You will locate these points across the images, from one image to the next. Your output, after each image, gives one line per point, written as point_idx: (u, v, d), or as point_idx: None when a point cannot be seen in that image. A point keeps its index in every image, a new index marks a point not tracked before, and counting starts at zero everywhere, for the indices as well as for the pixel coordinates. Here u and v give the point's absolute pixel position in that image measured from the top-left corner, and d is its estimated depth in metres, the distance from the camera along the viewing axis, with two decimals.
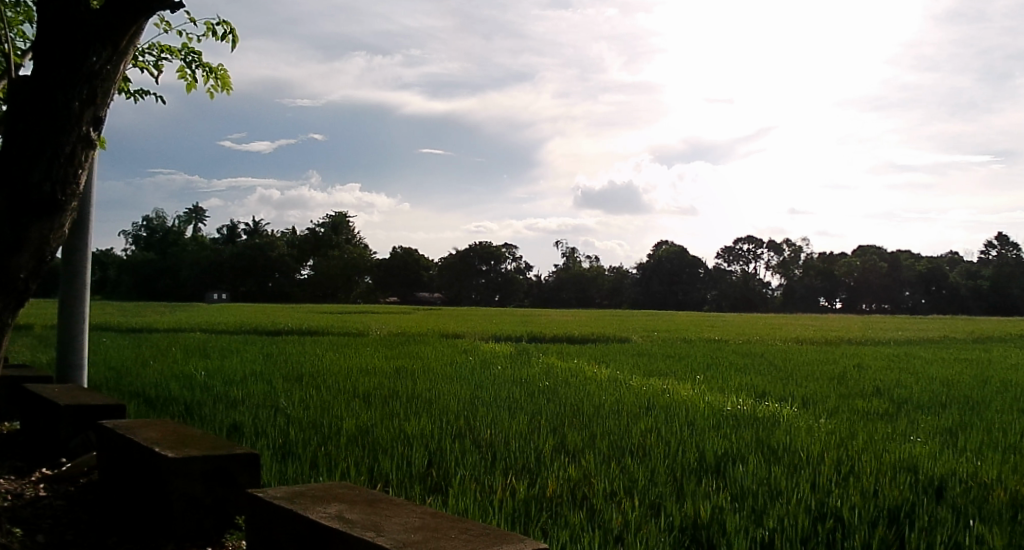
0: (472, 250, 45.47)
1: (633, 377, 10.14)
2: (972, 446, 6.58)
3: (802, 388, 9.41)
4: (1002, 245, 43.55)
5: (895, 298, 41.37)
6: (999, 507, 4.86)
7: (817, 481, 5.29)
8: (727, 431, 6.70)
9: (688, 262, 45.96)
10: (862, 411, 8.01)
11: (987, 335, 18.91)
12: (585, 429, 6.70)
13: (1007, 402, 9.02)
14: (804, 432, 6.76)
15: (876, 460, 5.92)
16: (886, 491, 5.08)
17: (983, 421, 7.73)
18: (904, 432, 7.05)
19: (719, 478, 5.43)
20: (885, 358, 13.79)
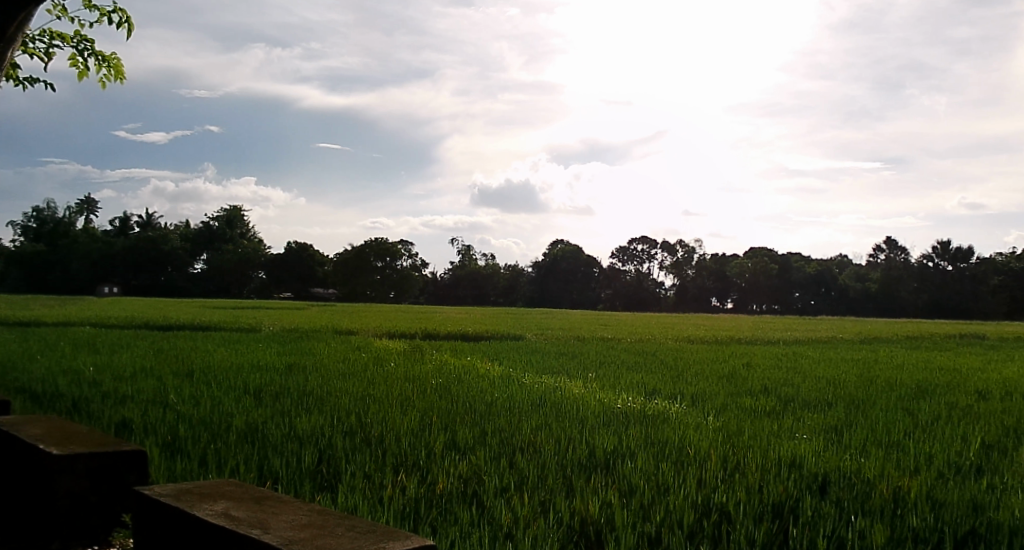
0: (368, 246, 43.27)
1: (528, 376, 9.46)
2: (857, 445, 6.26)
3: (692, 387, 8.99)
4: (890, 249, 45.66)
5: (785, 299, 42.82)
6: (882, 502, 4.53)
7: (704, 477, 4.86)
8: (621, 428, 6.17)
9: (585, 260, 46.49)
10: (750, 410, 7.61)
11: (874, 335, 19.50)
12: (476, 425, 6.06)
13: (893, 401, 8.88)
14: (692, 429, 6.31)
15: (763, 454, 5.58)
16: (770, 486, 4.69)
17: (871, 421, 7.45)
18: (790, 431, 6.66)
19: (607, 473, 4.93)
20: (775, 358, 13.68)
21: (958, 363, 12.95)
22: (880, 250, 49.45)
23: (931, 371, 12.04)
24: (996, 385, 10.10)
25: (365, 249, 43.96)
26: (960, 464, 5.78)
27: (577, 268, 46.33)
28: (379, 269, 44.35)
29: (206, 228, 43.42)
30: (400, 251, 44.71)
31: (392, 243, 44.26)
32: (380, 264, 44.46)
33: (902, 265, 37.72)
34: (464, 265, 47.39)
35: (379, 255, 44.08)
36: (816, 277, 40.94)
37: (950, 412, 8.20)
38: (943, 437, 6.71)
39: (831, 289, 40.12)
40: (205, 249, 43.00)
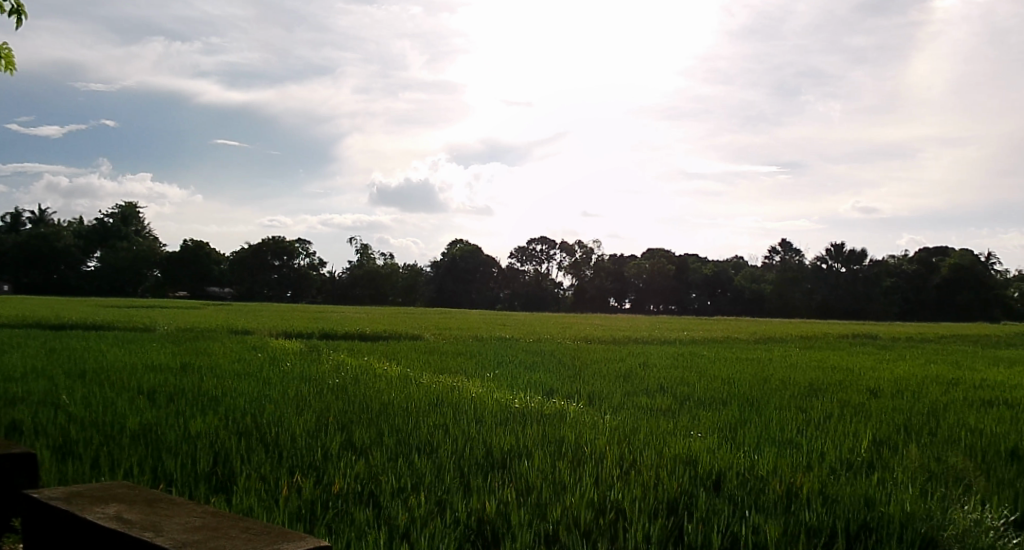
0: (266, 245, 41.25)
1: (426, 375, 8.89)
2: (751, 442, 5.81)
3: (591, 385, 8.58)
4: (784, 251, 47.64)
5: (682, 300, 43.90)
6: (776, 496, 4.23)
7: (600, 473, 4.49)
8: (520, 428, 5.61)
9: (484, 260, 45.68)
10: (645, 407, 7.19)
11: (767, 335, 20.03)
12: (372, 426, 5.47)
13: (788, 394, 8.75)
14: (590, 425, 5.87)
15: (658, 452, 5.11)
16: (665, 482, 4.34)
17: (766, 417, 6.92)
18: (685, 427, 6.21)
19: (504, 472, 4.48)
20: (671, 356, 13.53)
21: (852, 363, 12.97)
22: (772, 253, 51.30)
23: (826, 371, 11.86)
24: (890, 380, 9.99)
25: (262, 246, 41.82)
26: (852, 460, 5.43)
27: (476, 267, 45.07)
28: (275, 268, 42.55)
29: (100, 225, 41.12)
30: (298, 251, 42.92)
31: (290, 242, 42.56)
32: (277, 264, 42.74)
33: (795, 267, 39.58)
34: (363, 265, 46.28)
35: (276, 254, 42.27)
36: (711, 279, 42.45)
37: (842, 409, 7.65)
38: (836, 433, 6.32)
39: (727, 290, 41.73)
40: (99, 248, 40.31)
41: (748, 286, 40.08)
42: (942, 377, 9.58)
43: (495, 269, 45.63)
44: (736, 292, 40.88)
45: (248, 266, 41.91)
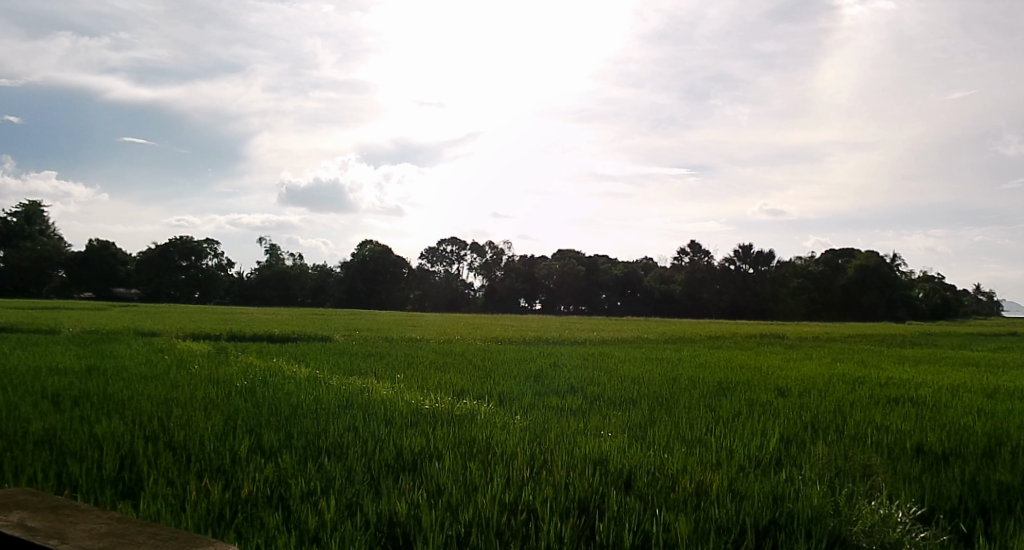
0: (173, 245, 38.90)
1: (336, 377, 8.48)
2: (661, 441, 5.38)
3: (503, 385, 8.23)
4: (695, 251, 49.02)
5: (593, 302, 43.85)
6: (688, 494, 3.96)
7: (512, 472, 4.18)
8: (430, 429, 5.19)
9: (393, 261, 44.40)
10: (555, 407, 6.81)
11: (676, 335, 20.43)
12: (281, 429, 5.03)
13: (703, 389, 8.60)
14: (501, 425, 5.48)
15: (567, 450, 4.70)
16: (574, 480, 4.04)
17: (674, 416, 6.39)
18: (593, 427, 5.78)
19: (414, 474, 4.13)
20: (583, 355, 13.34)
21: (761, 362, 13.08)
22: (681, 254, 52.38)
23: (735, 370, 11.82)
24: (798, 378, 10.04)
25: (169, 246, 39.47)
26: (759, 458, 5.07)
27: (386, 269, 43.46)
28: (182, 269, 40.31)
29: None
30: (205, 251, 40.88)
31: (198, 242, 40.42)
32: (183, 264, 40.40)
33: (704, 269, 40.93)
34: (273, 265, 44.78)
35: (183, 255, 40.09)
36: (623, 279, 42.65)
37: (749, 409, 7.02)
38: (744, 430, 5.85)
39: (637, 291, 42.47)
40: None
41: (657, 287, 40.86)
42: (848, 377, 9.57)
43: (405, 269, 44.48)
44: (645, 293, 41.54)
45: (155, 267, 39.50)
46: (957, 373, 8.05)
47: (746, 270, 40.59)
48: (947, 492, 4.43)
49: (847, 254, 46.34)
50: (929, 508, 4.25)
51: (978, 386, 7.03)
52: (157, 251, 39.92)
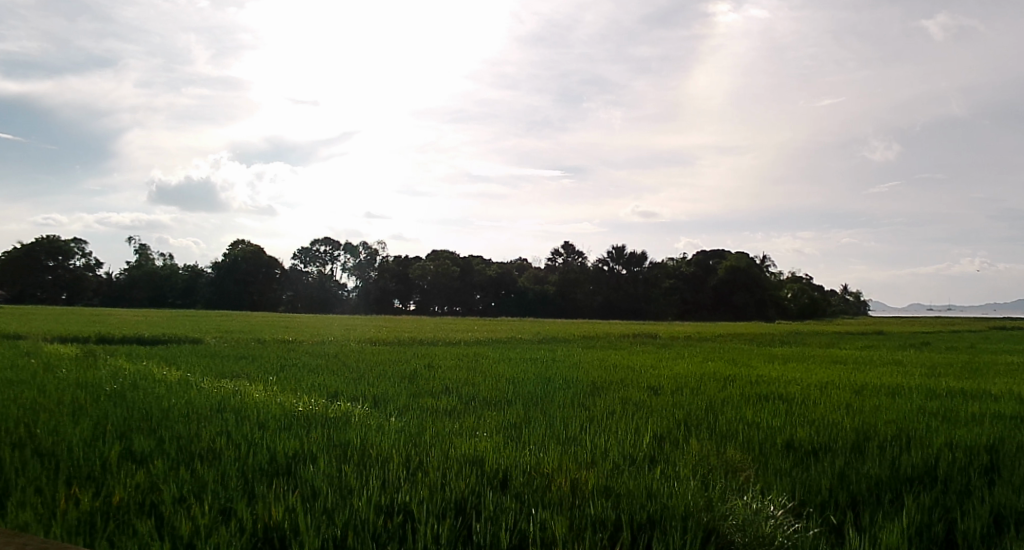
0: (38, 245, 35.00)
1: (207, 379, 7.92)
2: (537, 439, 5.07)
3: (379, 387, 7.80)
4: (568, 252, 50.07)
5: (467, 302, 42.82)
6: (566, 491, 3.63)
7: (389, 474, 3.79)
8: (306, 432, 4.72)
9: (266, 262, 42.10)
10: (430, 410, 6.42)
11: (552, 335, 20.56)
12: (151, 432, 4.50)
13: (586, 388, 8.42)
14: (378, 428, 5.03)
15: (443, 449, 4.30)
16: (450, 481, 3.68)
17: (548, 416, 5.96)
18: (469, 428, 5.43)
19: (289, 478, 3.72)
20: (460, 357, 13.08)
21: (637, 361, 13.23)
22: (555, 255, 53.07)
23: (609, 368, 11.71)
24: (670, 376, 10.11)
25: (35, 245, 35.49)
26: (633, 455, 4.63)
27: (258, 269, 41.42)
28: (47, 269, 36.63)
29: None
30: (73, 251, 37.38)
31: (66, 241, 36.64)
32: (48, 264, 36.70)
33: (578, 271, 41.89)
34: (142, 266, 41.78)
35: (48, 254, 36.42)
36: (496, 280, 42.65)
37: (623, 407, 6.69)
38: (617, 429, 5.38)
39: (511, 292, 42.42)
40: None
41: (531, 287, 41.05)
42: (720, 377, 9.60)
43: (278, 271, 42.27)
44: (519, 294, 41.65)
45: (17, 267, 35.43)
46: (823, 373, 8.30)
47: (618, 271, 41.96)
48: (817, 484, 3.87)
49: (714, 255, 48.50)
50: (799, 502, 3.68)
51: (849, 383, 7.21)
52: (24, 248, 35.44)
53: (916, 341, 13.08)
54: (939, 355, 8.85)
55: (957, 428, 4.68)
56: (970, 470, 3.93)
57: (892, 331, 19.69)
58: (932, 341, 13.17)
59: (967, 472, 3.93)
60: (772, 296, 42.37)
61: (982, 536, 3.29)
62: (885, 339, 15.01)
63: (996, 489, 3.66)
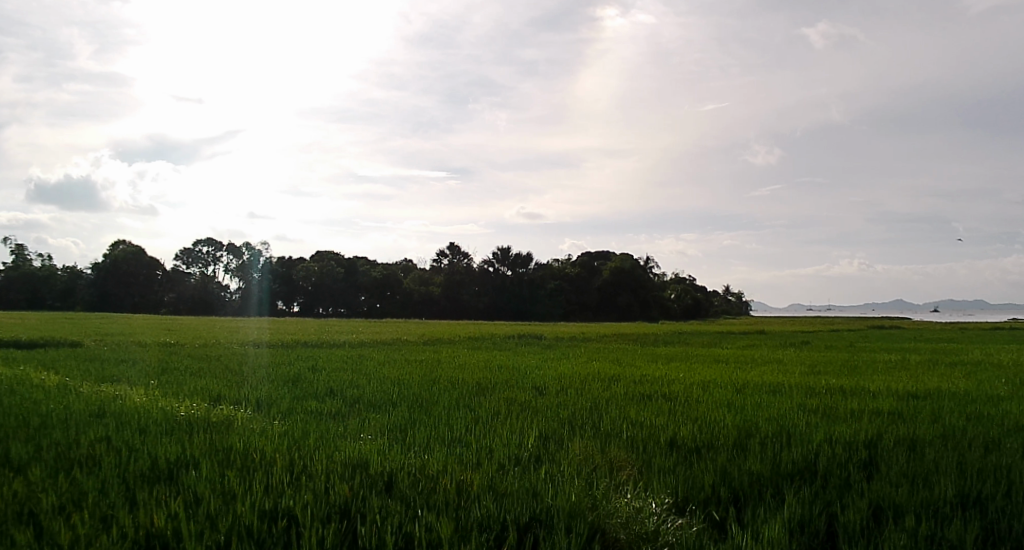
0: None
1: (82, 382, 7.29)
2: (424, 441, 4.84)
3: (268, 390, 7.37)
4: (454, 252, 49.78)
5: (352, 303, 40.94)
6: (454, 491, 3.43)
7: (273, 478, 3.50)
8: (188, 435, 4.34)
9: (146, 262, 39.21)
10: (317, 412, 6.07)
11: (438, 336, 20.24)
12: (21, 439, 4.07)
13: (479, 388, 8.24)
14: (265, 432, 4.68)
15: (328, 453, 4.00)
16: (334, 484, 3.43)
17: (432, 417, 5.76)
18: (356, 431, 5.14)
19: (170, 484, 3.41)
20: (349, 358, 12.63)
21: (522, 361, 13.22)
22: (441, 256, 52.62)
23: (494, 369, 11.58)
24: (556, 376, 10.09)
25: None
26: (518, 456, 4.48)
27: (139, 270, 38.62)
28: None
29: None
30: None
31: None
32: None
33: (465, 271, 41.59)
34: (12, 266, 38.57)
35: None
36: (381, 281, 41.32)
37: (509, 407, 6.55)
38: (503, 430, 5.23)
39: (397, 292, 40.92)
40: None
41: (416, 289, 40.33)
42: (605, 376, 9.69)
43: (159, 271, 39.65)
44: (405, 295, 40.49)
45: None
46: (708, 371, 8.50)
47: (505, 272, 42.19)
48: (701, 481, 3.81)
49: (599, 256, 49.55)
50: (680, 499, 3.63)
51: (730, 382, 7.37)
52: None
53: (789, 341, 13.79)
54: (813, 354, 9.26)
55: (836, 424, 4.81)
56: (849, 465, 3.97)
57: (764, 331, 20.60)
58: (804, 340, 13.87)
59: (846, 467, 3.97)
60: (653, 297, 43.93)
61: (862, 530, 3.07)
62: (760, 338, 15.61)
63: (875, 482, 3.43)
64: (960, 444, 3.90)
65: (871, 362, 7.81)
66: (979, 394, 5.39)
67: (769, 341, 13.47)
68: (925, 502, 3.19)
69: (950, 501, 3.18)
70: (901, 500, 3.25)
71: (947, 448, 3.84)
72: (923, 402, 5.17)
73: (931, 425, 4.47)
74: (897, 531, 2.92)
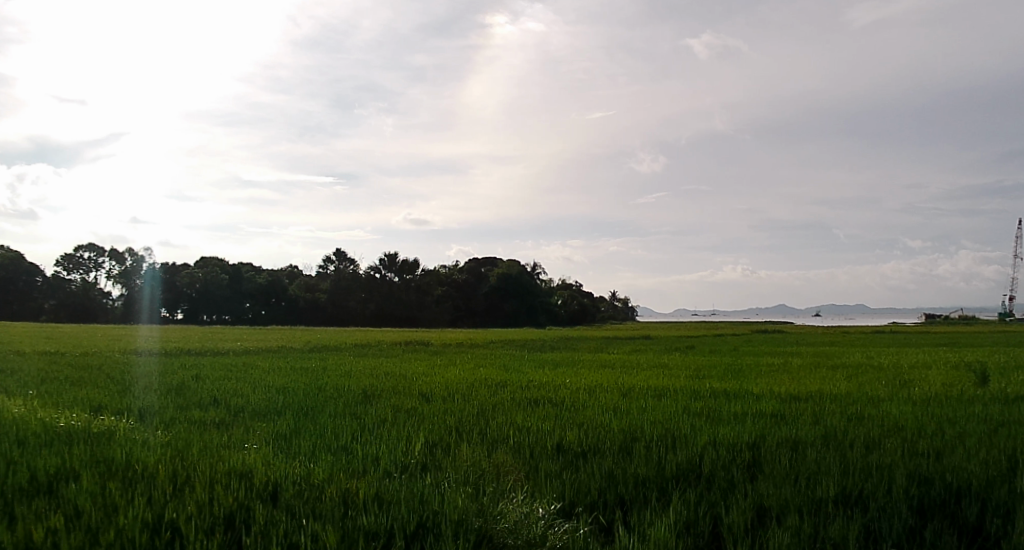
0: None
1: None
2: (310, 452, 4.55)
3: (150, 399, 6.82)
4: (340, 259, 48.33)
5: (236, 310, 38.01)
6: (347, 500, 3.23)
7: (160, 489, 3.21)
8: (66, 446, 3.93)
9: (25, 268, 36.04)
10: (201, 422, 5.66)
11: (326, 344, 19.46)
12: None
13: (374, 396, 7.94)
14: (147, 442, 4.29)
15: (216, 461, 3.70)
16: (221, 494, 3.16)
17: (320, 426, 5.47)
18: (240, 442, 4.78)
19: (46, 498, 3.08)
20: (235, 367, 11.93)
21: (409, 367, 12.97)
22: (327, 262, 51.13)
23: (381, 377, 11.22)
24: (443, 384, 9.84)
25: None
26: (404, 464, 4.29)
27: (15, 277, 35.60)
28: None
29: None
30: None
31: None
32: None
33: (351, 277, 40.45)
34: None
35: None
36: (266, 286, 38.77)
37: (396, 415, 6.33)
38: (389, 437, 5.03)
39: (281, 299, 39.11)
40: None
41: (303, 296, 38.86)
42: (493, 382, 9.62)
43: (38, 278, 36.40)
44: (290, 302, 38.93)
45: None
46: (595, 376, 8.61)
47: (391, 278, 41.61)
48: (587, 485, 3.77)
49: (486, 264, 49.68)
50: (568, 503, 3.57)
51: (616, 387, 7.45)
52: None
53: (671, 347, 14.28)
54: (697, 359, 9.52)
55: (719, 427, 4.92)
56: (734, 467, 4.03)
57: (648, 335, 21.12)
58: (685, 345, 14.33)
59: (730, 468, 4.02)
60: (540, 303, 44.51)
61: (747, 530, 3.08)
62: (645, 344, 16.03)
63: (761, 484, 3.49)
64: (840, 444, 4.05)
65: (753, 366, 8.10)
66: (854, 396, 5.64)
67: (654, 347, 13.81)
68: (808, 501, 3.27)
69: (833, 500, 3.27)
70: (783, 499, 3.31)
71: (827, 448, 3.97)
72: (801, 405, 5.39)
73: (811, 426, 4.64)
74: (781, 530, 2.95)
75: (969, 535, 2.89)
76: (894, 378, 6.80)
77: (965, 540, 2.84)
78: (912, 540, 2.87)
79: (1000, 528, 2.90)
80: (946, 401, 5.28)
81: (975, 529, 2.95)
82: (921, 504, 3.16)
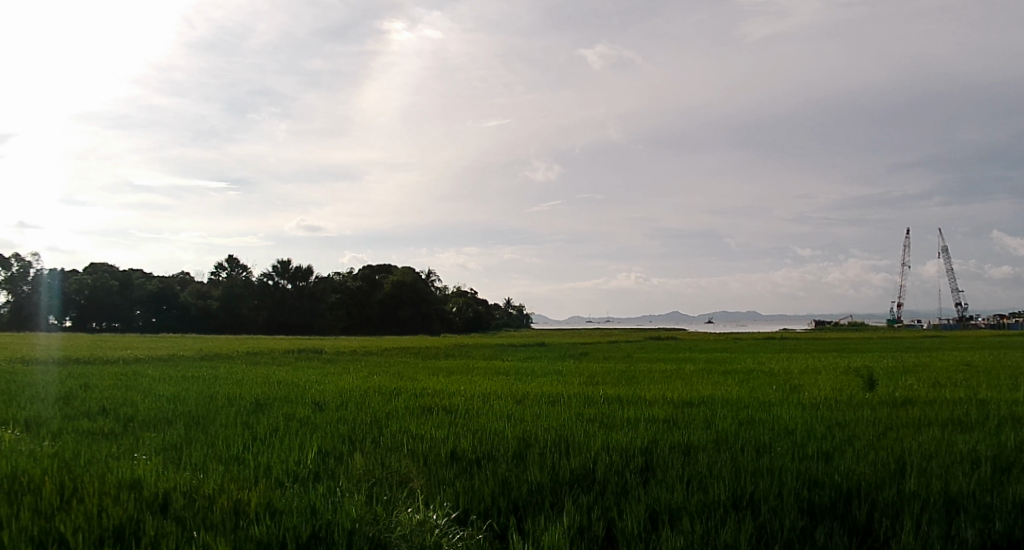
0: None
1: None
2: (202, 462, 4.28)
3: (29, 407, 6.29)
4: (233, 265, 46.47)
5: (125, 319, 35.66)
6: (240, 509, 3.04)
7: (41, 503, 2.94)
8: None
9: None
10: (89, 432, 5.25)
11: (223, 351, 18.70)
12: None
13: (270, 404, 7.62)
14: (27, 451, 3.94)
15: (103, 470, 3.44)
16: (105, 505, 2.91)
17: (211, 435, 5.17)
18: (129, 451, 4.47)
19: None
20: (117, 375, 11.21)
21: (301, 376, 12.52)
22: (221, 267, 49.11)
23: (275, 385, 10.79)
24: (340, 391, 9.55)
25: None
26: (298, 474, 4.09)
27: None
28: None
29: None
30: None
31: None
32: None
33: (243, 284, 38.89)
34: None
35: None
36: (158, 293, 36.29)
37: (289, 424, 6.07)
38: (281, 446, 4.79)
39: (173, 307, 36.27)
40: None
41: (194, 303, 36.80)
42: (388, 390, 9.40)
43: None
44: (182, 310, 36.67)
45: None
46: (491, 382, 8.59)
47: (284, 286, 40.31)
48: (481, 493, 3.69)
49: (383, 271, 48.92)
50: (464, 511, 3.49)
51: (512, 394, 7.44)
52: None
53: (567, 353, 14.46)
54: (592, 365, 9.67)
55: (615, 432, 4.95)
56: (628, 472, 4.06)
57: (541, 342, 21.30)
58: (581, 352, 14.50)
59: (624, 473, 4.04)
60: (433, 311, 44.34)
61: (640, 533, 3.09)
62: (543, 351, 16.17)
63: (655, 487, 3.52)
64: (732, 448, 4.17)
65: (649, 372, 8.21)
66: (746, 401, 5.81)
67: (552, 353, 13.97)
68: (701, 503, 3.32)
69: (724, 502, 3.33)
70: (677, 502, 3.34)
71: (721, 452, 4.06)
72: (694, 410, 5.51)
73: (704, 431, 4.75)
74: (676, 534, 2.97)
75: (859, 534, 3.00)
76: (787, 383, 7.06)
77: (854, 540, 2.94)
78: (804, 540, 2.95)
79: (887, 528, 3.02)
80: (831, 406, 5.49)
81: (865, 529, 3.07)
82: (812, 506, 3.27)
